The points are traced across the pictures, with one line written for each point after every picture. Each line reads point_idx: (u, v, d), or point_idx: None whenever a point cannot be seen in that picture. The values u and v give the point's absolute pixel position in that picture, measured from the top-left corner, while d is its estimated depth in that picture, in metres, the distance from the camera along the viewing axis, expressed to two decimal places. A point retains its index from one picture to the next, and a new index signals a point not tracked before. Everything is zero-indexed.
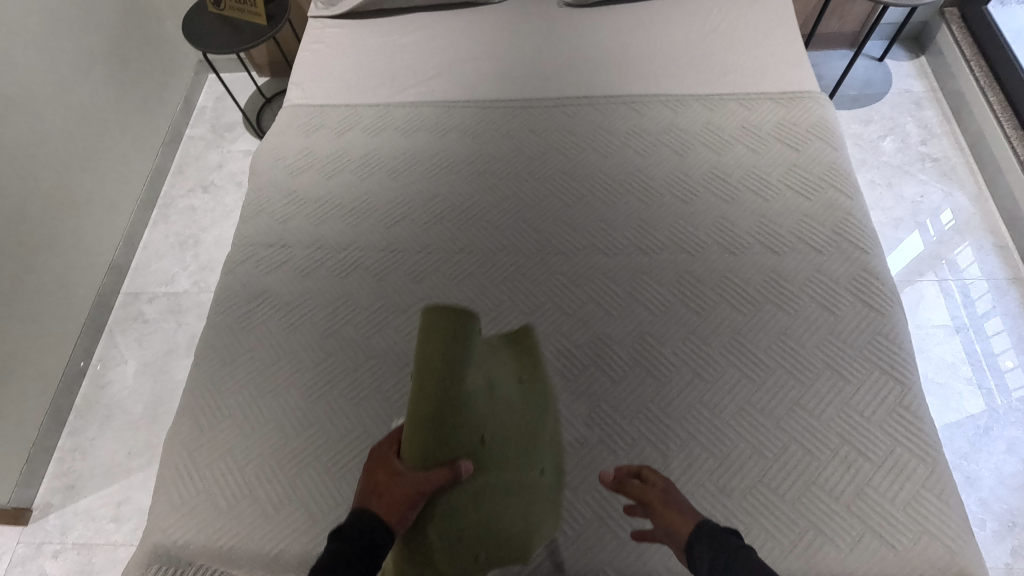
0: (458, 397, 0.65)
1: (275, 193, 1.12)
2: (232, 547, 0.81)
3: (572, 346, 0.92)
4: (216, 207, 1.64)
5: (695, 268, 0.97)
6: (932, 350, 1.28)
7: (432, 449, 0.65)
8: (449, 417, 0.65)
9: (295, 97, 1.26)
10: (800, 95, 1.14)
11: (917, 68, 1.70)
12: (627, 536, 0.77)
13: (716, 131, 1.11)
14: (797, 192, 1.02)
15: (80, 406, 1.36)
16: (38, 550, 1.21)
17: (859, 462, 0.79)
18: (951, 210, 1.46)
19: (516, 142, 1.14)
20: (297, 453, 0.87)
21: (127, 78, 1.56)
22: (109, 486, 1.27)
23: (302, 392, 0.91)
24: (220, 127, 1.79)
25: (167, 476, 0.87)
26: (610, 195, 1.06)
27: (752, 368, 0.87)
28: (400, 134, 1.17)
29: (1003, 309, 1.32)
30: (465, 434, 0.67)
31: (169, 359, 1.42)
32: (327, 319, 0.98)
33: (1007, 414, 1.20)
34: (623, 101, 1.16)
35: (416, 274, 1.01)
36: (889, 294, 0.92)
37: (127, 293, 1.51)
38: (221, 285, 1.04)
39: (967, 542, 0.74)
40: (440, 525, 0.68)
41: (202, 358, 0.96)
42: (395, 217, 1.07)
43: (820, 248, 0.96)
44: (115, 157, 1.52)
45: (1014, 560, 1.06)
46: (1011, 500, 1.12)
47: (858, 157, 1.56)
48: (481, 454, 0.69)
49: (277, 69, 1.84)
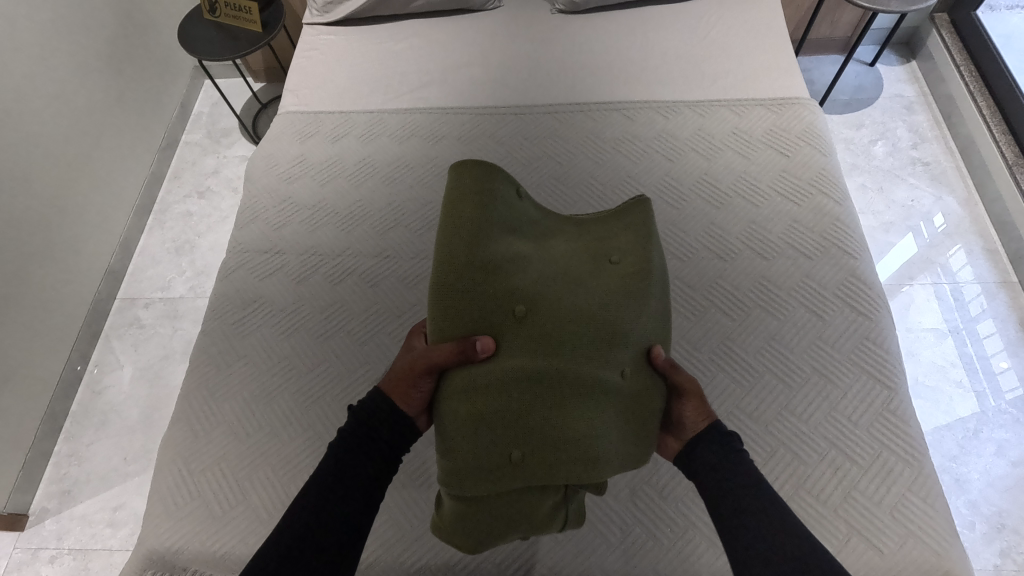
0: (487, 262, 0.69)
1: (269, 200, 1.13)
2: (226, 552, 0.82)
3: None
4: (212, 212, 1.65)
5: (686, 274, 0.98)
6: (922, 353, 1.29)
7: (463, 312, 0.68)
8: (478, 275, 0.69)
9: (290, 104, 1.27)
10: (789, 101, 1.15)
11: (908, 73, 1.71)
12: (617, 540, 0.78)
13: (707, 137, 1.12)
14: (786, 197, 1.03)
15: (76, 412, 1.37)
16: (35, 555, 1.21)
17: (846, 466, 0.80)
18: (941, 214, 1.47)
19: (509, 148, 1.15)
20: (290, 459, 0.87)
21: (124, 85, 1.56)
22: (105, 492, 1.27)
23: (296, 398, 0.92)
24: (216, 133, 1.80)
25: (162, 482, 0.88)
26: (601, 200, 1.07)
27: (742, 373, 0.88)
28: (393, 140, 1.18)
29: (993, 312, 1.33)
30: (498, 300, 0.69)
31: (165, 364, 1.42)
32: (321, 325, 0.99)
33: (996, 416, 1.21)
34: (615, 107, 1.17)
35: (409, 280, 1.02)
36: (877, 299, 0.93)
37: (124, 299, 1.52)
38: (216, 292, 1.04)
39: (952, 545, 0.75)
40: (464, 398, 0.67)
41: (196, 364, 0.97)
42: (388, 224, 1.08)
43: (809, 253, 0.97)
44: (111, 163, 1.52)
45: (1002, 562, 1.07)
46: (1000, 502, 1.13)
47: (849, 161, 1.57)
48: (516, 333, 0.69)
49: (273, 74, 1.85)
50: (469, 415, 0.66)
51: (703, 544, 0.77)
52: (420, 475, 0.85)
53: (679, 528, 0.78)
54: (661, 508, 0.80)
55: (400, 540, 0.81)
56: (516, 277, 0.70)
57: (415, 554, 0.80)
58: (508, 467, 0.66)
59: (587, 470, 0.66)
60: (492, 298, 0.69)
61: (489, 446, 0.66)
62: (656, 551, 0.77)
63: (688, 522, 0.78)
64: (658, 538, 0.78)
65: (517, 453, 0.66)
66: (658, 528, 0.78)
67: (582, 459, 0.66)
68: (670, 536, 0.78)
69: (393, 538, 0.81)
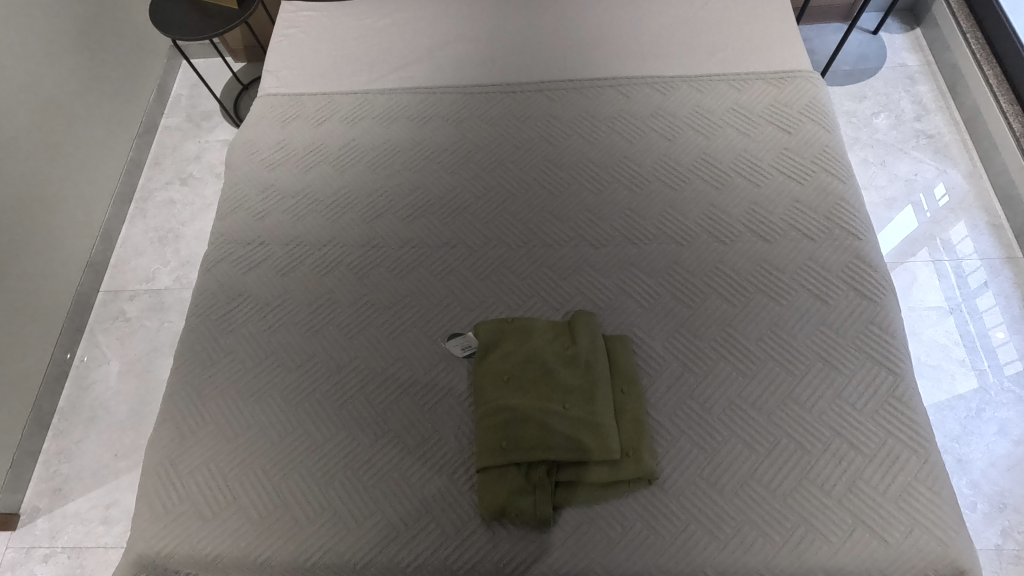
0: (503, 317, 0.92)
1: (250, 189, 1.08)
2: (218, 555, 0.80)
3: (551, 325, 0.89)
4: (196, 200, 1.60)
5: (685, 258, 0.94)
6: (924, 332, 1.27)
7: (484, 350, 0.88)
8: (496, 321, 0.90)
9: (270, 86, 1.21)
10: (792, 74, 1.10)
11: (911, 41, 1.65)
12: (618, 535, 0.77)
13: (706, 114, 1.07)
14: (788, 176, 1.00)
15: (64, 408, 1.34)
16: (27, 554, 1.20)
17: (850, 455, 0.78)
18: (944, 187, 1.44)
19: (500, 129, 1.10)
20: (280, 458, 0.85)
21: (97, 67, 1.49)
22: (96, 489, 1.25)
23: (285, 395, 0.89)
24: (197, 116, 1.74)
25: (148, 485, 0.85)
26: (597, 183, 1.03)
27: (743, 360, 0.86)
28: (379, 123, 1.13)
29: (997, 288, 1.31)
30: (507, 339, 0.88)
31: (153, 358, 1.39)
32: (309, 319, 0.95)
33: (999, 395, 1.20)
34: (610, 83, 1.12)
35: (398, 270, 0.98)
36: (882, 281, 0.90)
37: (108, 291, 1.48)
38: (199, 286, 1.00)
39: (959, 535, 0.74)
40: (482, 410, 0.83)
41: (180, 362, 0.94)
42: (375, 211, 1.04)
43: (812, 234, 0.94)
44: (86, 149, 1.46)
45: (1003, 542, 1.07)
46: (1002, 481, 1.12)
47: (851, 135, 1.53)
48: (519, 357, 0.86)
49: (253, 53, 1.78)
50: (480, 419, 0.82)
51: (706, 537, 0.76)
52: (415, 472, 0.82)
53: (680, 522, 0.76)
54: (663, 502, 0.78)
55: (396, 539, 0.79)
56: (520, 319, 0.90)
57: (411, 553, 0.78)
58: (497, 456, 0.79)
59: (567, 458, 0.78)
60: (505, 335, 0.88)
61: (488, 438, 0.80)
62: (657, 546, 0.75)
63: (689, 515, 0.77)
64: (659, 531, 0.76)
65: (504, 442, 0.79)
66: (659, 522, 0.77)
67: (559, 451, 0.78)
68: (673, 530, 0.76)
69: (389, 538, 0.79)
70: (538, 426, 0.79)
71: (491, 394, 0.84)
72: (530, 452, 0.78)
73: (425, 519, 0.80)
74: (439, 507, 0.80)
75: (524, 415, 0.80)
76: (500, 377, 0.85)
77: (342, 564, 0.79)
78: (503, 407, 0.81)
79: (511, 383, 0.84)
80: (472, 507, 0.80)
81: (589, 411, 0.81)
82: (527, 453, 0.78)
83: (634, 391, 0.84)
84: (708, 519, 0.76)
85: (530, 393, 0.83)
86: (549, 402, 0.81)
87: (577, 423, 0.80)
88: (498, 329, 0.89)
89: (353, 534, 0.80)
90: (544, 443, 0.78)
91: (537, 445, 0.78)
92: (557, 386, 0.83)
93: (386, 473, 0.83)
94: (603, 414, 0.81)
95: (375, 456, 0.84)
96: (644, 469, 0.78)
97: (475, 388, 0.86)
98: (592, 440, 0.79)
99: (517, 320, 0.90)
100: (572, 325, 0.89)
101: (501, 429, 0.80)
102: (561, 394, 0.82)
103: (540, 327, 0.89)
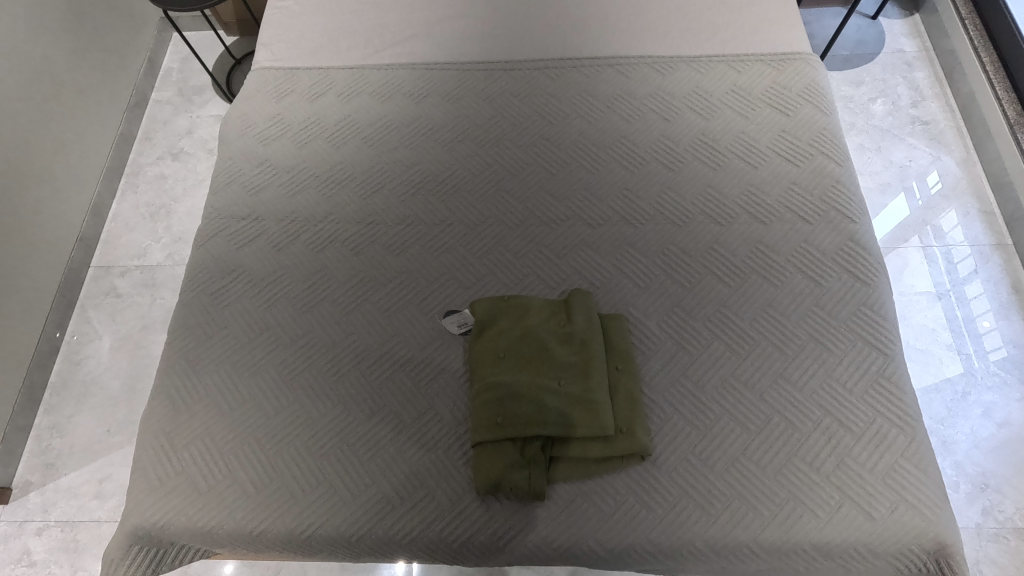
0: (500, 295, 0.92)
1: (245, 162, 1.07)
2: (214, 526, 0.81)
3: (546, 304, 0.89)
4: (188, 175, 1.58)
5: (682, 239, 0.95)
6: (914, 317, 1.29)
7: (482, 329, 0.88)
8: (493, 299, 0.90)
9: (264, 59, 1.19)
10: (790, 56, 1.10)
11: (910, 27, 1.65)
12: (611, 510, 0.78)
13: (704, 95, 1.07)
14: (785, 158, 1.00)
15: (55, 383, 1.33)
16: (20, 528, 1.20)
17: (840, 433, 0.80)
18: (938, 173, 1.45)
19: (497, 107, 1.09)
20: (274, 433, 0.85)
21: (86, 37, 1.46)
22: (89, 464, 1.25)
23: (280, 369, 0.89)
24: (188, 91, 1.71)
25: (142, 457, 0.85)
26: (595, 163, 1.02)
27: (737, 341, 0.87)
28: (375, 98, 1.11)
29: (986, 274, 1.32)
30: (504, 317, 0.88)
31: (145, 334, 1.38)
32: (304, 295, 0.95)
33: (984, 378, 1.22)
34: (609, 62, 1.12)
35: (395, 247, 0.98)
36: (876, 264, 0.91)
37: (98, 268, 1.46)
38: (192, 261, 0.99)
39: (942, 510, 0.76)
40: (479, 387, 0.83)
41: (174, 337, 0.93)
42: (371, 187, 1.03)
43: (808, 218, 0.95)
44: (77, 122, 1.44)
45: (983, 520, 1.10)
46: (984, 462, 1.14)
47: (848, 121, 1.53)
48: (515, 335, 0.86)
49: (246, 27, 1.74)
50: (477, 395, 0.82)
51: (698, 511, 0.77)
52: (411, 446, 0.83)
53: (671, 498, 0.78)
54: (656, 479, 0.79)
55: (392, 512, 0.80)
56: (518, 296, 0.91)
57: (406, 526, 0.79)
58: (494, 432, 0.79)
59: (562, 433, 0.79)
60: (502, 314, 0.88)
61: (484, 414, 0.81)
62: (649, 520, 0.77)
63: (681, 490, 0.78)
64: (650, 506, 0.77)
65: (501, 417, 0.80)
66: (651, 497, 0.78)
67: (555, 427, 0.78)
68: (665, 505, 0.77)
69: (387, 509, 0.80)
70: (534, 403, 0.80)
71: (488, 371, 0.84)
72: (527, 427, 0.78)
73: (420, 493, 0.80)
74: (434, 481, 0.81)
75: (520, 391, 0.81)
76: (496, 355, 0.85)
77: (337, 536, 0.80)
78: (498, 384, 0.82)
79: (506, 360, 0.84)
80: (466, 483, 0.81)
81: (584, 388, 0.82)
82: (525, 429, 0.78)
83: (629, 369, 0.85)
84: (700, 494, 0.78)
85: (526, 369, 0.83)
86: (543, 380, 0.82)
87: (572, 400, 0.81)
88: (495, 307, 0.89)
89: (348, 508, 0.80)
90: (541, 419, 0.79)
91: (532, 419, 0.79)
92: (552, 363, 0.83)
93: (381, 448, 0.83)
94: (597, 391, 0.81)
95: (371, 431, 0.84)
96: (638, 444, 0.79)
97: (472, 365, 0.86)
98: (587, 417, 0.79)
99: (512, 296, 0.90)
100: (567, 304, 0.89)
101: (498, 404, 0.81)
102: (556, 371, 0.83)
103: (537, 307, 0.89)
